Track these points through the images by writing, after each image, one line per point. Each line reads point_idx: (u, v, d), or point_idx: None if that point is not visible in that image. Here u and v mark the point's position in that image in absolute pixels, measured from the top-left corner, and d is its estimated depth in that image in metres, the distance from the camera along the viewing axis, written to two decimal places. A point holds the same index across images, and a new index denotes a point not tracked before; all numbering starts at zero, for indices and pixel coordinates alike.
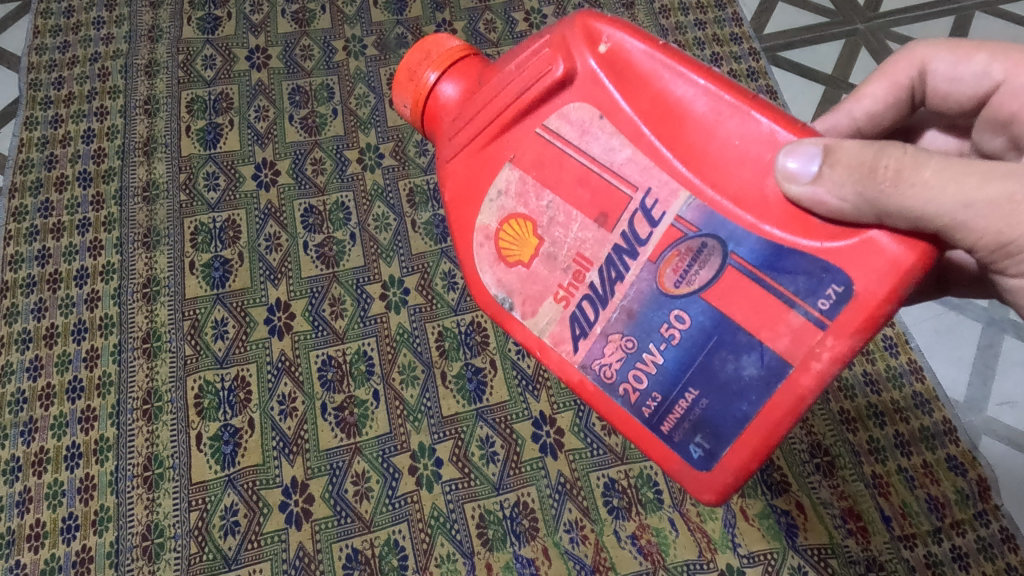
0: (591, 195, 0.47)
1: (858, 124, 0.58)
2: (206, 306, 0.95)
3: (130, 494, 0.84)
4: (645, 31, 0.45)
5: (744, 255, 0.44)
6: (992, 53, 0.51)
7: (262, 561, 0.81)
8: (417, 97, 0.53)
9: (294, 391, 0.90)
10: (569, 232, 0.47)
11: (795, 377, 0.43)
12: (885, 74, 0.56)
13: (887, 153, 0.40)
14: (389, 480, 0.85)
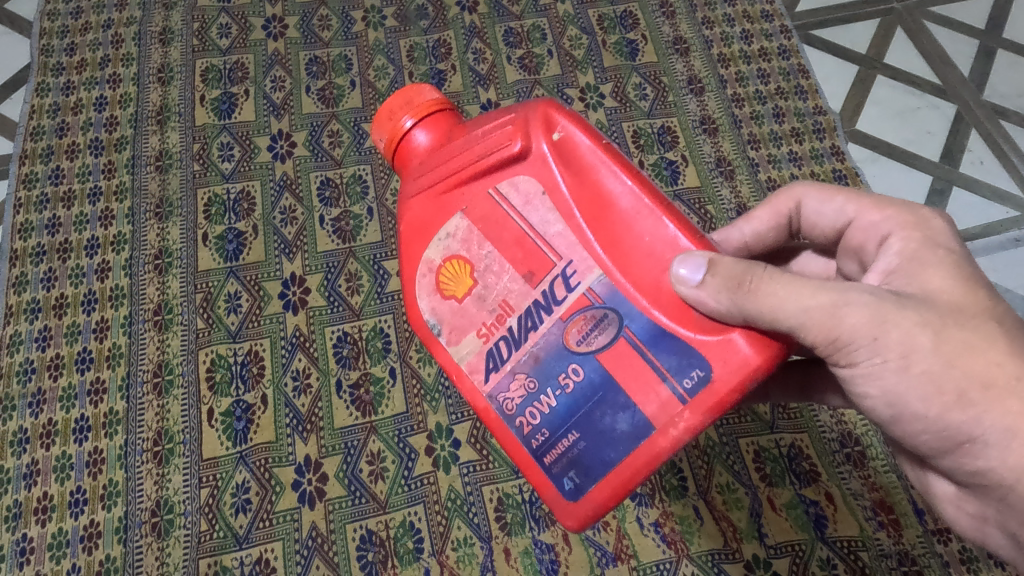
0: (519, 255, 0.51)
1: (747, 242, 0.64)
2: (219, 279, 0.93)
3: (140, 469, 0.82)
4: (593, 129, 0.49)
5: (636, 331, 0.48)
6: (849, 196, 0.56)
7: (274, 541, 0.79)
8: (392, 133, 0.57)
9: (308, 366, 0.88)
10: (499, 283, 0.51)
11: (654, 438, 0.47)
12: (769, 203, 0.62)
13: (756, 269, 0.44)
14: (406, 460, 0.83)
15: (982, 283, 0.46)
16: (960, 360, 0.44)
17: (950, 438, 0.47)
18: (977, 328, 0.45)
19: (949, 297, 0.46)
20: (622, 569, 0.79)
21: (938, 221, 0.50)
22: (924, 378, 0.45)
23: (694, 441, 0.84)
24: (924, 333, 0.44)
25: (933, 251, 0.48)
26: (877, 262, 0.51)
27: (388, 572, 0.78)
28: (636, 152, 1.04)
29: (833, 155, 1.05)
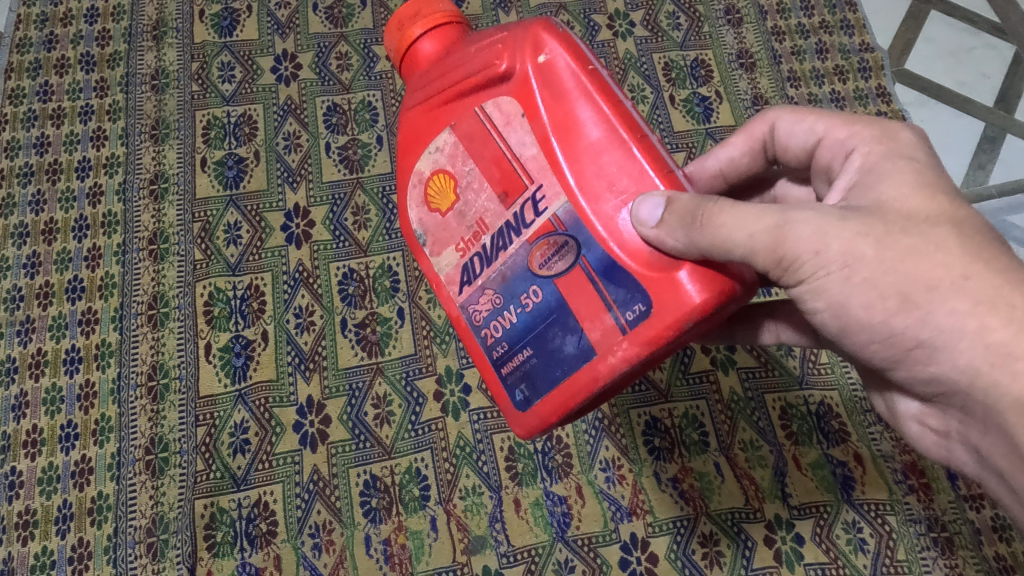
0: (498, 174, 0.48)
1: (723, 171, 0.59)
2: (218, 207, 0.87)
3: (134, 405, 0.77)
4: (580, 54, 0.45)
5: (592, 261, 0.45)
6: (821, 114, 0.50)
7: (273, 483, 0.75)
8: (402, 40, 0.54)
9: (311, 303, 0.83)
10: (479, 201, 0.49)
11: (594, 363, 0.45)
12: (745, 129, 0.56)
13: (714, 203, 0.41)
14: (413, 404, 0.79)
15: (944, 189, 0.41)
16: (905, 265, 0.39)
17: (898, 344, 0.42)
18: (928, 234, 0.40)
19: (904, 205, 0.41)
20: (637, 524, 0.75)
21: (908, 133, 0.45)
22: (867, 287, 0.40)
23: (717, 394, 0.80)
24: (866, 243, 0.40)
25: (893, 162, 0.43)
26: (841, 181, 0.46)
27: (392, 519, 0.74)
28: (667, 86, 0.97)
29: (879, 96, 0.97)
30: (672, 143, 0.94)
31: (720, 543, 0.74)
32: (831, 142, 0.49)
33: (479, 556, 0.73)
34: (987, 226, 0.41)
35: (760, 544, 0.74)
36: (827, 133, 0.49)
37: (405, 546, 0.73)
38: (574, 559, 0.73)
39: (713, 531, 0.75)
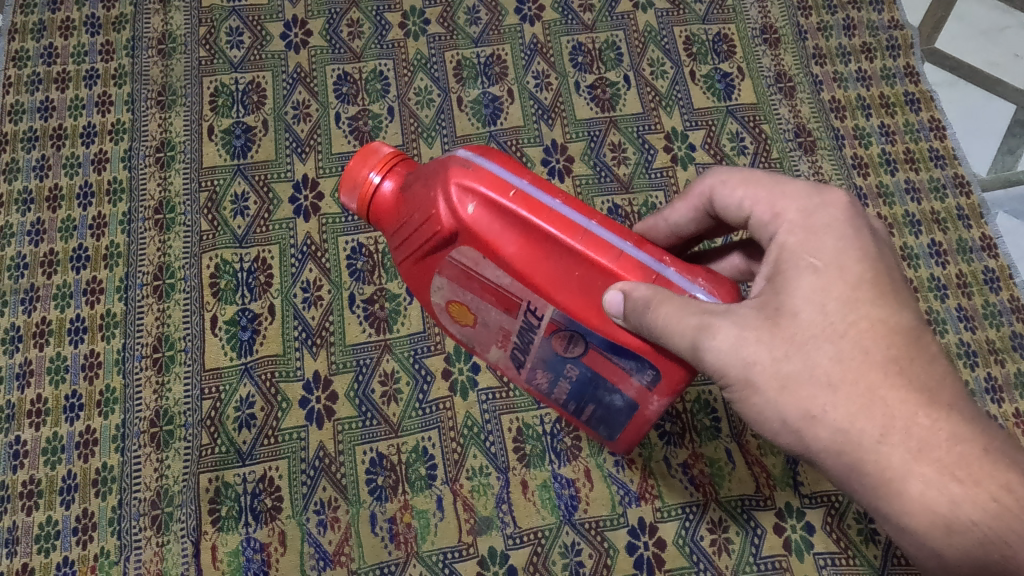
0: (495, 294, 0.52)
1: (671, 232, 0.59)
2: (225, 177, 0.85)
3: (139, 376, 0.77)
4: (500, 191, 0.47)
5: (598, 343, 0.50)
6: (752, 189, 0.50)
7: (279, 459, 0.74)
8: (360, 193, 0.53)
9: (319, 278, 0.81)
10: (494, 315, 0.54)
11: (644, 409, 0.54)
12: (684, 196, 0.55)
13: (662, 300, 0.44)
14: (421, 382, 0.77)
15: (839, 294, 0.44)
16: (791, 386, 0.44)
17: (790, 444, 0.47)
18: (811, 356, 0.44)
19: (803, 319, 0.44)
20: (645, 510, 0.74)
21: (824, 215, 0.47)
22: (762, 403, 0.46)
23: None
24: (754, 372, 0.45)
25: (798, 262, 0.45)
26: (764, 266, 0.47)
27: (398, 498, 0.73)
28: (688, 60, 0.94)
29: (906, 76, 0.94)
30: (691, 120, 0.91)
31: (729, 530, 0.73)
32: (760, 222, 0.49)
33: (484, 537, 0.72)
34: (882, 322, 0.44)
35: (769, 532, 0.73)
36: (752, 209, 0.50)
37: (410, 525, 0.72)
38: (580, 543, 0.72)
39: (722, 518, 0.74)
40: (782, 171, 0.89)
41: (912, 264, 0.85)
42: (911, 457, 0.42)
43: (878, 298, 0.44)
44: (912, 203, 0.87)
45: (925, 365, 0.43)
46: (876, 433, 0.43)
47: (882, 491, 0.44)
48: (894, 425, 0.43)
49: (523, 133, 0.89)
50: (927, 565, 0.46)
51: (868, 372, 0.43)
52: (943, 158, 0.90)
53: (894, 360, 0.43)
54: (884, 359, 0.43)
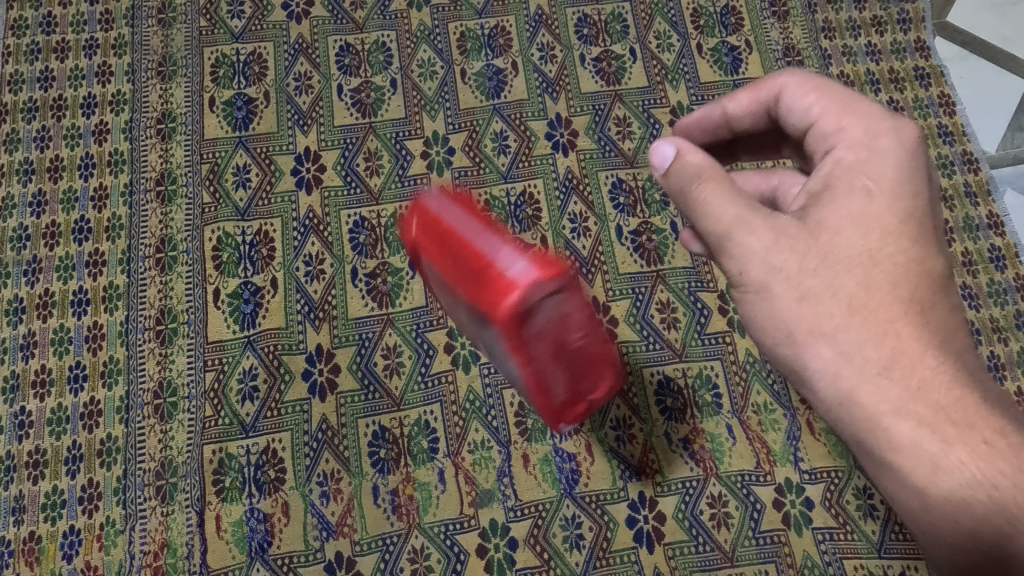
0: (484, 363, 0.60)
1: (724, 122, 0.57)
2: (227, 149, 0.85)
3: (142, 348, 0.77)
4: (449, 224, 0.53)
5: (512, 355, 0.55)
6: (823, 96, 0.47)
7: (282, 431, 0.74)
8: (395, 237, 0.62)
9: (321, 251, 0.81)
10: (482, 357, 0.61)
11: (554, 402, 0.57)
12: (751, 87, 0.53)
13: (713, 174, 0.44)
14: (423, 356, 0.78)
15: (884, 223, 0.43)
16: (804, 298, 0.44)
17: (785, 360, 0.46)
18: (834, 277, 0.43)
19: (838, 238, 0.43)
20: (645, 484, 0.74)
21: (894, 138, 0.44)
22: (769, 314, 0.45)
23: (732, 355, 0.79)
24: (776, 280, 0.44)
25: (851, 181, 0.44)
26: (813, 178, 0.46)
27: (400, 470, 0.74)
28: (695, 33, 0.93)
29: (916, 50, 0.92)
30: (698, 95, 0.90)
31: (728, 504, 0.74)
32: (818, 133, 0.47)
33: (486, 509, 0.73)
34: (916, 262, 0.43)
35: (769, 507, 0.74)
36: (819, 117, 0.47)
37: (412, 497, 0.73)
38: (580, 516, 0.73)
39: (722, 492, 0.74)
40: None
41: None
42: (910, 396, 0.42)
43: (919, 239, 0.43)
44: None
45: (945, 314, 0.43)
46: (880, 363, 0.42)
47: (869, 426, 0.43)
48: (900, 360, 0.42)
49: (527, 107, 0.88)
50: (908, 513, 0.45)
51: (889, 305, 0.42)
52: (951, 135, 0.89)
53: (918, 299, 0.43)
54: (908, 297, 0.43)
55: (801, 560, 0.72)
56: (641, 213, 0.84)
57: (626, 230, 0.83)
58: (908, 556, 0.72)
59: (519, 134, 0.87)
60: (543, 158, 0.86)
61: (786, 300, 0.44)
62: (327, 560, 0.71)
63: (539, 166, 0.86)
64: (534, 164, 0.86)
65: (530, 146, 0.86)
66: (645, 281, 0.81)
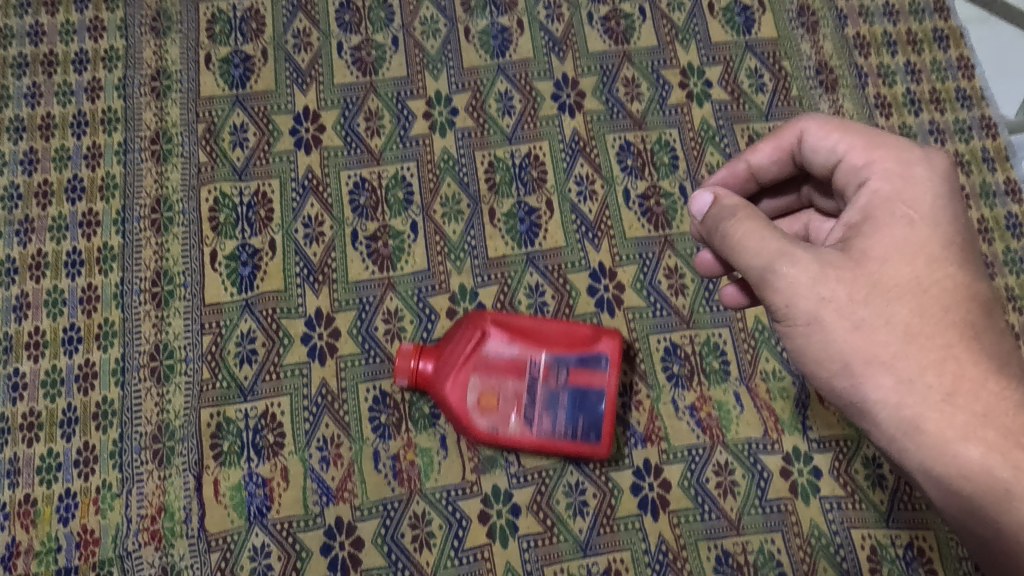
0: (511, 368, 0.68)
1: (749, 175, 0.57)
2: (224, 107, 0.82)
3: (138, 310, 0.75)
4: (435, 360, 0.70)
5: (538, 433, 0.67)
6: (848, 132, 0.48)
7: (281, 395, 0.73)
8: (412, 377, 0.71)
9: (321, 213, 0.79)
10: (509, 385, 0.68)
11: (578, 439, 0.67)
12: (771, 137, 0.54)
13: (744, 214, 0.46)
14: (425, 321, 0.76)
15: (929, 251, 0.44)
16: (859, 331, 0.43)
17: (841, 396, 0.46)
18: (887, 306, 0.43)
19: (890, 267, 0.44)
20: (651, 451, 0.73)
21: (924, 167, 0.45)
22: (821, 347, 0.45)
23: (741, 322, 0.77)
24: (827, 310, 0.44)
25: (891, 210, 0.45)
26: (848, 213, 0.47)
27: (401, 436, 0.72)
28: None
29: (936, 12, 0.89)
30: (709, 55, 0.87)
31: (735, 473, 0.73)
32: (851, 167, 0.48)
33: (488, 475, 0.72)
34: (964, 286, 0.43)
35: (776, 475, 0.73)
36: (847, 153, 0.48)
37: (414, 463, 0.72)
38: (585, 483, 0.72)
39: (728, 461, 0.73)
40: (801, 110, 0.85)
41: None
42: (974, 421, 0.42)
43: (964, 263, 0.44)
44: (935, 144, 0.84)
45: (996, 337, 0.43)
46: (941, 392, 0.42)
47: (938, 454, 0.43)
48: (961, 387, 0.42)
49: (532, 66, 0.86)
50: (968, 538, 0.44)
51: (945, 330, 0.43)
52: (969, 99, 0.86)
53: (970, 323, 0.43)
54: (961, 321, 0.43)
55: (808, 529, 0.71)
56: (649, 177, 0.82)
57: (634, 194, 0.81)
58: (916, 525, 0.71)
59: (524, 95, 0.84)
60: (549, 120, 0.84)
61: (841, 332, 0.44)
62: (327, 526, 0.70)
63: (545, 128, 0.83)
64: (539, 125, 0.83)
65: (536, 107, 0.84)
66: (652, 246, 0.79)
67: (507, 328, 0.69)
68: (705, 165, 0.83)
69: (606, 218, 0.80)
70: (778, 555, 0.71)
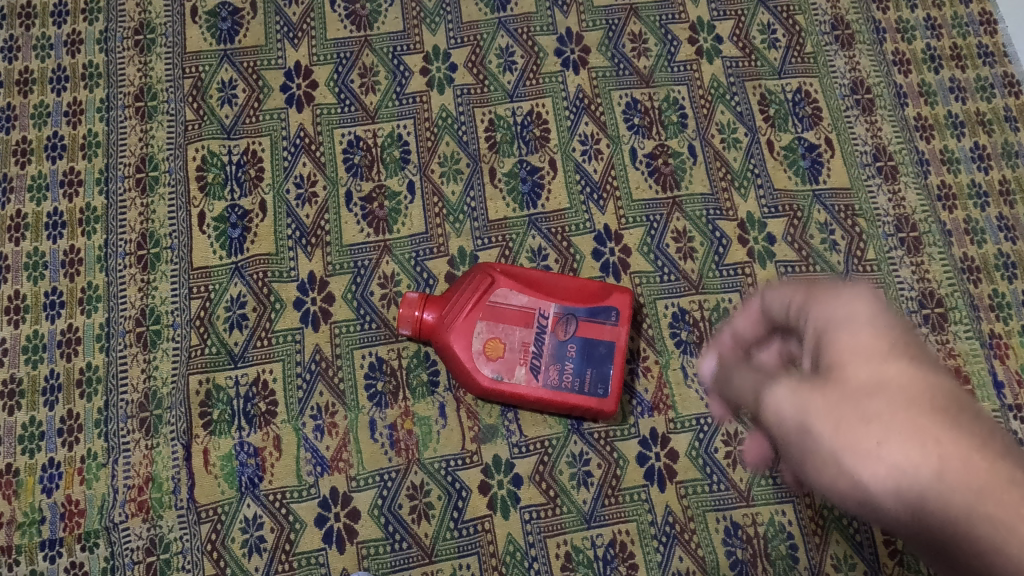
0: (519, 318, 0.66)
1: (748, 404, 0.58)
2: (211, 62, 0.79)
3: (122, 274, 0.72)
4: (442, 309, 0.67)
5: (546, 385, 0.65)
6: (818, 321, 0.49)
7: (273, 362, 0.70)
8: (415, 329, 0.68)
9: (314, 173, 0.76)
10: (516, 334, 0.66)
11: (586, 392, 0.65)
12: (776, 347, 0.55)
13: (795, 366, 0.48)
14: (423, 285, 0.73)
15: (880, 350, 0.43)
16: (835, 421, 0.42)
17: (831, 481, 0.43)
18: (853, 398, 0.41)
19: (856, 372, 0.42)
20: (659, 420, 0.70)
21: (864, 307, 0.46)
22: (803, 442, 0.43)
23: (752, 287, 0.74)
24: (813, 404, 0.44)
25: (851, 329, 0.45)
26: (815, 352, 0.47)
27: (399, 404, 0.70)
28: None
29: None
30: (719, 9, 0.83)
31: (746, 443, 0.70)
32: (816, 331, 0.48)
33: (489, 445, 0.69)
34: (921, 377, 0.41)
35: None
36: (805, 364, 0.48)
37: (411, 432, 0.69)
38: (589, 453, 0.69)
39: (739, 430, 0.70)
40: (816, 67, 0.81)
41: (952, 169, 0.78)
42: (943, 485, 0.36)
43: (918, 361, 0.42)
44: (956, 103, 0.81)
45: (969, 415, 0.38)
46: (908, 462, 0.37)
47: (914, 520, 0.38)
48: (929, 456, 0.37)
49: (535, 20, 0.82)
50: None
51: (906, 407, 0.39)
52: (991, 56, 0.82)
53: (940, 409, 0.39)
54: (925, 403, 0.39)
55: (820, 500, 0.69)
56: (656, 136, 0.78)
57: (640, 154, 0.78)
58: None
59: (526, 50, 0.81)
60: (552, 76, 0.80)
61: (824, 433, 0.43)
62: (322, 497, 0.67)
63: (548, 84, 0.79)
64: (542, 82, 0.79)
65: (538, 63, 0.80)
66: (660, 208, 0.76)
67: (516, 279, 0.67)
68: (715, 124, 0.79)
69: (612, 178, 0.76)
70: (789, 527, 0.68)
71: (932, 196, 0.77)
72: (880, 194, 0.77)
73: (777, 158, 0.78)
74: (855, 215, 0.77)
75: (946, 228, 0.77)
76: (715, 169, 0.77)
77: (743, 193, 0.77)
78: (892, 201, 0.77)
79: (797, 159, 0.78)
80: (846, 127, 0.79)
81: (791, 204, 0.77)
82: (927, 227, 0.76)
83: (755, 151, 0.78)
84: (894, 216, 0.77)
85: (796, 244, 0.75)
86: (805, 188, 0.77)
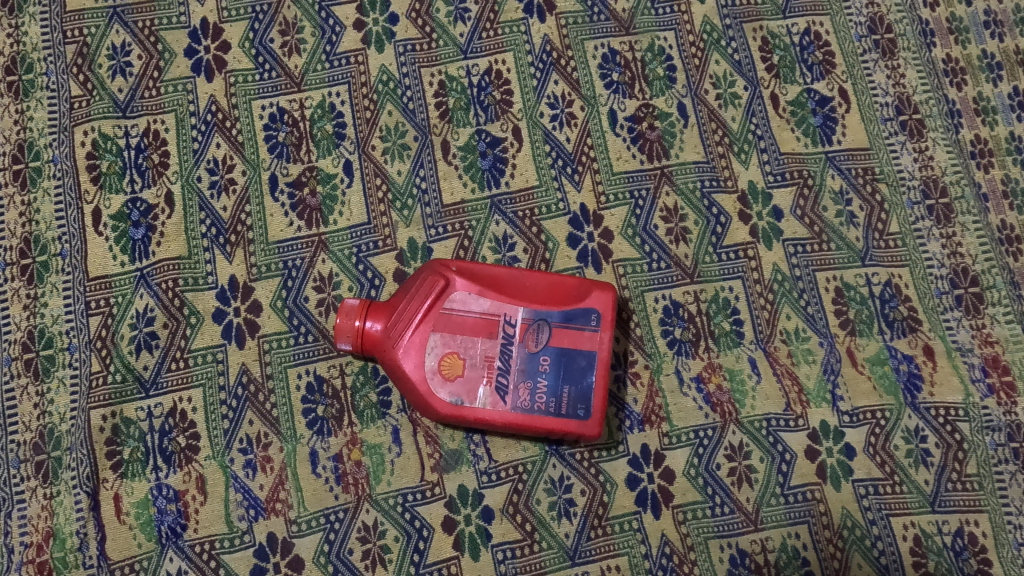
0: (480, 327, 0.55)
1: None
2: (97, 23, 0.65)
3: (4, 290, 0.60)
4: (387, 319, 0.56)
5: (516, 408, 0.54)
6: None
7: (191, 388, 0.59)
8: (355, 344, 0.56)
9: (230, 155, 0.63)
10: (477, 348, 0.54)
11: (563, 415, 0.54)
12: None
13: None
14: (367, 287, 0.61)
15: None
16: None
17: None
18: None
19: None
20: (650, 435, 0.60)
21: None
22: None
23: (756, 272, 0.63)
24: None
25: None
26: None
27: (344, 432, 0.59)
28: None
29: None
30: None
31: (752, 456, 0.60)
32: None
33: (453, 474, 0.59)
34: None
35: (800, 457, 0.60)
36: None
37: (360, 464, 0.59)
38: (570, 477, 0.59)
39: (743, 442, 0.60)
40: (827, 2, 0.69)
41: (988, 120, 0.66)
42: None
43: None
44: (992, 40, 0.68)
45: None
46: None
47: None
48: None
49: None
50: None
51: None
52: None
53: None
54: None
55: (839, 520, 0.59)
56: (640, 94, 0.66)
57: (621, 117, 0.65)
58: (966, 509, 0.59)
59: None
60: (513, 25, 0.66)
61: None
62: (257, 545, 0.57)
63: (508, 36, 0.66)
64: (500, 33, 0.66)
65: (495, 9, 0.67)
66: (645, 181, 0.64)
67: (475, 279, 0.56)
68: (708, 77, 0.67)
69: (587, 148, 0.64)
70: (804, 553, 0.58)
71: (964, 153, 0.66)
72: (904, 153, 0.65)
73: (782, 116, 0.66)
74: (875, 180, 0.65)
75: (981, 191, 0.65)
76: (710, 131, 0.65)
77: (744, 159, 0.65)
78: (918, 161, 0.65)
79: (807, 116, 0.66)
80: (863, 74, 0.67)
81: (800, 169, 0.65)
82: (960, 191, 0.65)
83: (757, 108, 0.66)
84: (921, 178, 0.65)
85: (807, 218, 0.64)
86: (815, 150, 0.65)
